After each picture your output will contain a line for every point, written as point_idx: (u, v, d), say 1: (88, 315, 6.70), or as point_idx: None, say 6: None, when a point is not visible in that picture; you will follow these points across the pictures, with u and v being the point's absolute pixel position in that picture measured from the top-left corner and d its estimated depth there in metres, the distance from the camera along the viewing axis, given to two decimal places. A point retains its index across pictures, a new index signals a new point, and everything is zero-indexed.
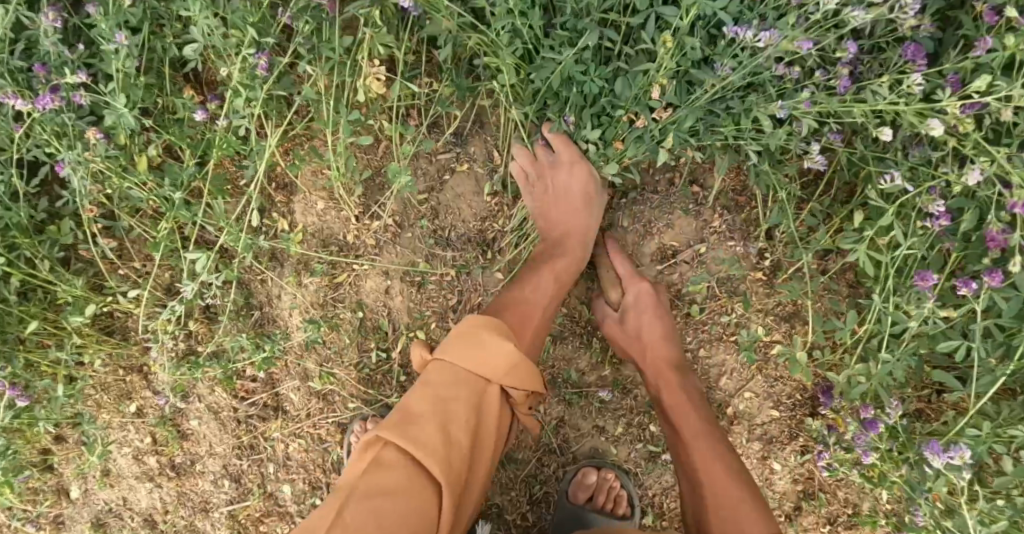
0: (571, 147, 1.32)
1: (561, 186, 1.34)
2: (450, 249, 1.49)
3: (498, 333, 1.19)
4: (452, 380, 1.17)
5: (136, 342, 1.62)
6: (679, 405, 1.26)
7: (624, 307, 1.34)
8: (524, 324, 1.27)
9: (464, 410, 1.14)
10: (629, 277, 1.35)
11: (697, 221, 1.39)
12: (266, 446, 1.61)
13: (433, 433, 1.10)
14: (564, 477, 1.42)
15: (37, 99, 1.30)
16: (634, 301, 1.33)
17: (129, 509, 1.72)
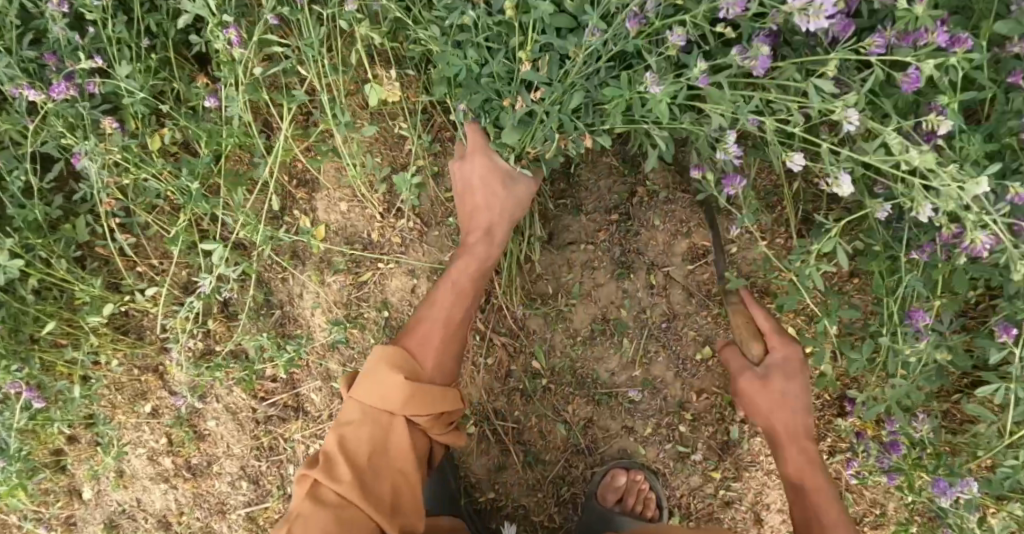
0: (477, 135, 1.24)
1: (466, 179, 1.26)
2: None
3: (390, 366, 1.16)
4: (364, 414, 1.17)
5: (151, 341, 1.58)
6: (799, 443, 1.18)
7: (768, 369, 1.17)
8: (425, 346, 1.21)
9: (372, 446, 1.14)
10: (775, 331, 1.18)
11: (729, 221, 1.38)
12: (286, 447, 1.59)
13: (341, 467, 1.12)
14: (592, 479, 1.41)
15: (51, 88, 1.24)
16: (781, 362, 1.17)
17: (143, 510, 1.69)
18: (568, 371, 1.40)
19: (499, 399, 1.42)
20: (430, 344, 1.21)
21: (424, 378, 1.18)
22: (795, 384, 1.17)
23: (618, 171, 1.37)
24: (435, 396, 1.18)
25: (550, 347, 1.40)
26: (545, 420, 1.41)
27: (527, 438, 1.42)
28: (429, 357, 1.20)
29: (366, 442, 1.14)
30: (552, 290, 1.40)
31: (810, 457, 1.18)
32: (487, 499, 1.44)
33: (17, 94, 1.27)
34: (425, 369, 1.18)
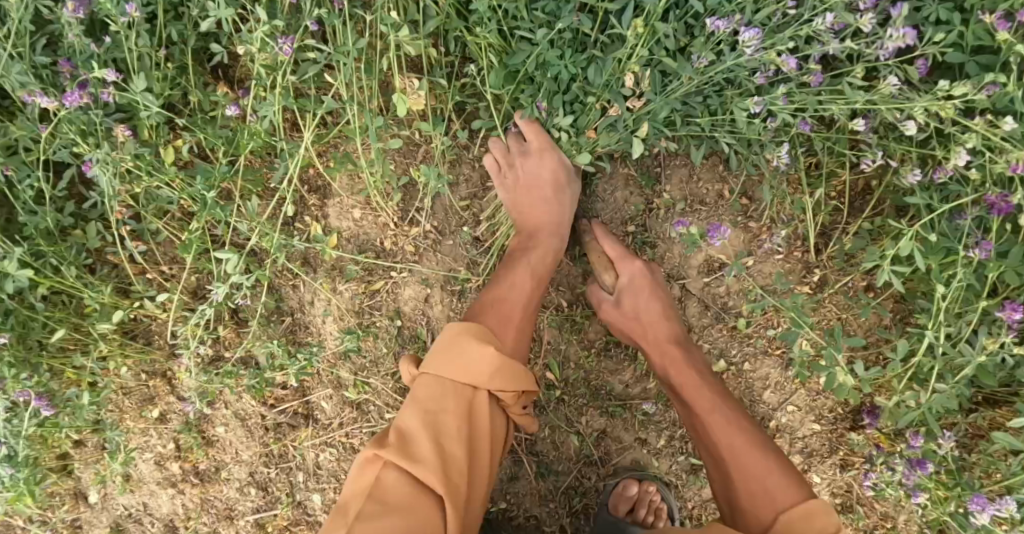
0: (541, 135, 1.31)
1: (531, 173, 1.32)
2: (492, 258, 1.44)
3: (472, 340, 1.16)
4: (440, 393, 1.15)
5: (160, 347, 1.57)
6: (702, 396, 1.19)
7: (618, 292, 1.29)
8: (504, 327, 1.23)
9: (452, 421, 1.12)
10: (621, 258, 1.30)
11: (745, 234, 1.38)
12: (296, 454, 1.58)
13: (423, 445, 1.09)
14: (605, 489, 1.41)
15: (65, 96, 1.21)
16: (629, 283, 1.29)
17: (150, 515, 1.68)
18: (582, 382, 1.39)
19: None
20: (510, 324, 1.23)
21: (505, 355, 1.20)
22: (647, 300, 1.28)
23: (635, 184, 1.37)
24: (516, 375, 1.20)
25: (564, 358, 1.39)
26: (559, 432, 1.41)
27: (541, 449, 1.42)
28: (509, 337, 1.23)
29: (449, 417, 1.13)
30: (567, 301, 1.39)
31: (714, 400, 1.18)
32: (499, 509, 1.44)
33: (30, 100, 1.23)
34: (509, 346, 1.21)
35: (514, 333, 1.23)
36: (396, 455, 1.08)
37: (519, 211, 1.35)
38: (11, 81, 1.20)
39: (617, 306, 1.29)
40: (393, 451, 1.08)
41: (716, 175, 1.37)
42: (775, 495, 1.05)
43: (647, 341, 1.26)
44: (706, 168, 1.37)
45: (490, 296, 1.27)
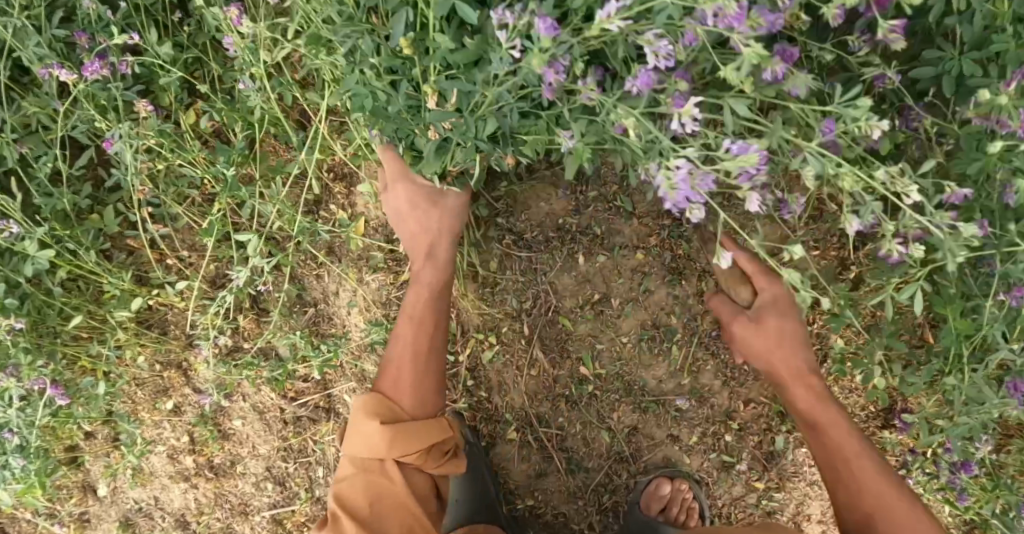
0: (395, 161, 1.26)
1: (397, 210, 1.28)
2: (528, 250, 1.37)
3: (365, 414, 1.19)
4: (355, 470, 1.19)
5: (176, 337, 1.53)
6: (833, 423, 1.16)
7: (759, 312, 1.17)
8: (399, 387, 1.22)
9: (373, 494, 1.17)
10: (760, 272, 1.17)
11: (783, 229, 1.35)
12: (315, 449, 1.54)
13: (347, 523, 1.14)
14: (636, 487, 1.38)
15: (85, 66, 1.17)
16: (768, 303, 1.16)
17: (161, 509, 1.64)
18: (616, 378, 1.37)
19: (544, 405, 1.38)
20: (403, 382, 1.22)
21: (404, 417, 1.20)
22: (789, 319, 1.17)
23: None
24: (418, 429, 1.19)
25: (597, 353, 1.37)
26: (589, 428, 1.38)
27: (570, 446, 1.39)
28: (403, 391, 1.22)
29: (361, 491, 1.17)
30: (601, 294, 1.37)
31: (857, 451, 1.14)
32: (526, 506, 1.41)
33: (48, 75, 1.20)
34: (404, 407, 1.21)
35: (410, 391, 1.22)
36: None
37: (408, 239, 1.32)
38: (29, 53, 1.17)
39: (756, 324, 1.17)
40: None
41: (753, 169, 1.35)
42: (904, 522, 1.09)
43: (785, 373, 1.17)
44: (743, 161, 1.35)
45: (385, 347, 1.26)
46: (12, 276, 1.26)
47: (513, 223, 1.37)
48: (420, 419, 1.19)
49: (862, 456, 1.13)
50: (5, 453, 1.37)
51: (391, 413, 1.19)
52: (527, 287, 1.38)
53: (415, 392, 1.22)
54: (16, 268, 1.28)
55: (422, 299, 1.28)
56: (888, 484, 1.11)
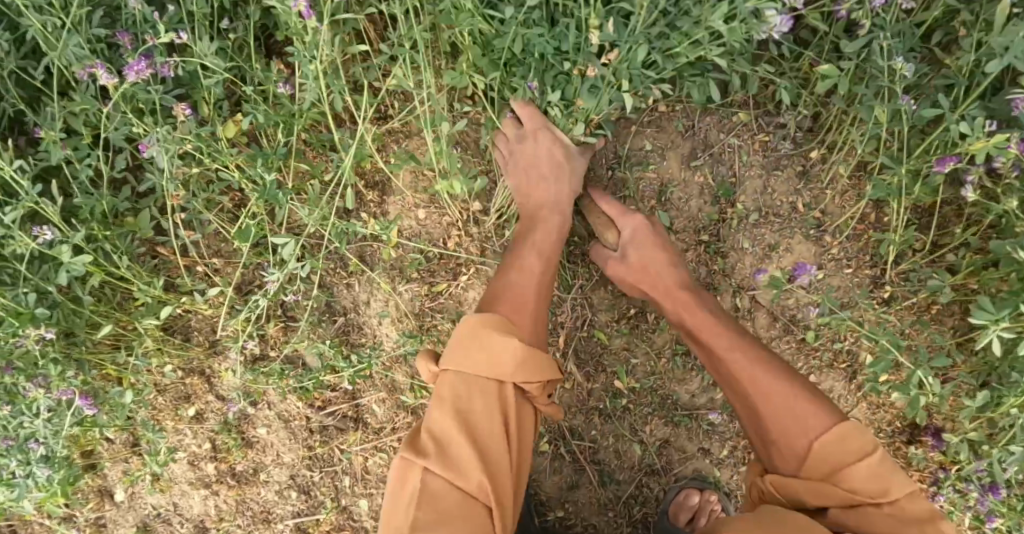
0: (536, 115, 1.25)
1: (529, 157, 1.27)
2: (563, 262, 1.37)
3: (493, 329, 1.10)
4: (465, 390, 1.08)
5: (200, 344, 1.51)
6: (711, 330, 1.17)
7: (622, 246, 1.26)
8: (522, 314, 1.17)
9: (484, 414, 1.07)
10: (621, 214, 1.27)
11: (817, 246, 1.37)
12: (342, 458, 1.54)
13: (460, 447, 1.04)
14: (665, 499, 1.39)
15: (129, 66, 1.11)
16: (630, 239, 1.26)
17: (180, 514, 1.62)
18: (649, 391, 1.38)
19: (577, 417, 1.39)
20: (528, 310, 1.17)
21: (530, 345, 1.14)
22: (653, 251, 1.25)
23: (709, 192, 1.37)
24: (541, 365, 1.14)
25: (631, 367, 1.38)
26: (622, 440, 1.39)
27: (603, 458, 1.40)
28: (528, 324, 1.16)
29: (479, 412, 1.06)
30: (638, 309, 1.37)
31: (744, 345, 1.14)
32: (556, 517, 1.42)
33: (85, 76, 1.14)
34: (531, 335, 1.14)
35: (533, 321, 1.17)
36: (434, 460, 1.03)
37: (522, 194, 1.30)
38: (66, 54, 1.11)
39: (621, 260, 1.26)
40: (434, 459, 1.03)
41: (791, 187, 1.36)
42: (810, 427, 1.04)
43: (655, 289, 1.23)
44: (781, 179, 1.36)
45: (505, 281, 1.21)
46: (43, 285, 1.24)
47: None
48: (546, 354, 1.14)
49: (739, 350, 1.13)
50: (29, 462, 1.35)
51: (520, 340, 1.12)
52: (564, 301, 1.37)
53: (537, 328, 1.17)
54: (47, 276, 1.25)
55: (547, 241, 1.26)
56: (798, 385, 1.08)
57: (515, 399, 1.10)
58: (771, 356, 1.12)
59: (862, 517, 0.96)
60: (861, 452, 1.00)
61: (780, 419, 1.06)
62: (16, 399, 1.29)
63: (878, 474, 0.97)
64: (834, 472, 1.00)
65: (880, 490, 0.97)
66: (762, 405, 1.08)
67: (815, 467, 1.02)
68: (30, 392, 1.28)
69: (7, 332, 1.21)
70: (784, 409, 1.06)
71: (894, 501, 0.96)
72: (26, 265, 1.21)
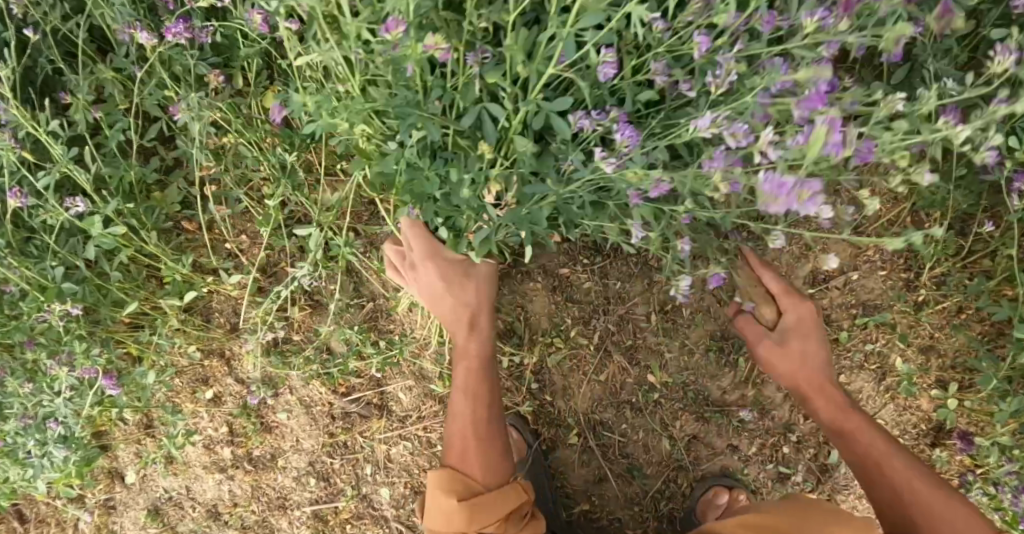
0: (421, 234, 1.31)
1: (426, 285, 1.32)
2: (600, 255, 1.37)
3: (441, 491, 1.19)
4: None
5: (221, 325, 1.48)
6: (862, 429, 1.15)
7: (783, 338, 1.20)
8: (467, 458, 1.23)
9: None
10: (787, 295, 1.20)
11: (852, 248, 1.37)
12: (364, 445, 1.52)
13: None
14: (693, 494, 1.38)
15: (167, 28, 1.12)
16: (794, 325, 1.19)
17: (192, 499, 1.58)
18: (682, 386, 1.37)
19: (608, 410, 1.39)
20: (471, 453, 1.23)
21: (480, 490, 1.20)
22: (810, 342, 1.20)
23: (749, 189, 1.37)
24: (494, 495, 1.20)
25: (664, 361, 1.37)
26: (651, 435, 1.39)
27: (632, 452, 1.39)
28: (473, 465, 1.22)
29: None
30: (675, 302, 1.37)
31: (887, 444, 1.13)
32: (581, 511, 1.41)
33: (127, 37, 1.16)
34: (475, 475, 1.21)
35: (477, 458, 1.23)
36: None
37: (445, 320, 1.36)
38: (112, 13, 1.13)
39: (781, 345, 1.19)
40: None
41: (830, 188, 1.36)
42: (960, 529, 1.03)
43: (811, 386, 1.18)
44: (819, 180, 1.37)
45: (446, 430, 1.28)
46: (70, 259, 1.20)
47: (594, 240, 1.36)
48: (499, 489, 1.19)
49: (893, 455, 1.11)
50: (46, 442, 1.31)
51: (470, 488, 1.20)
52: (599, 293, 1.37)
53: (484, 464, 1.22)
54: (74, 249, 1.22)
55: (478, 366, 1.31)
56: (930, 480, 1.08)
57: None
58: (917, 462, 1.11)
59: None
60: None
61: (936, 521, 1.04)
62: (37, 375, 1.25)
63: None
64: None
65: None
66: (919, 511, 1.06)
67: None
68: (53, 370, 1.24)
69: (31, 306, 1.17)
70: (937, 510, 1.05)
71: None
72: (54, 236, 1.18)
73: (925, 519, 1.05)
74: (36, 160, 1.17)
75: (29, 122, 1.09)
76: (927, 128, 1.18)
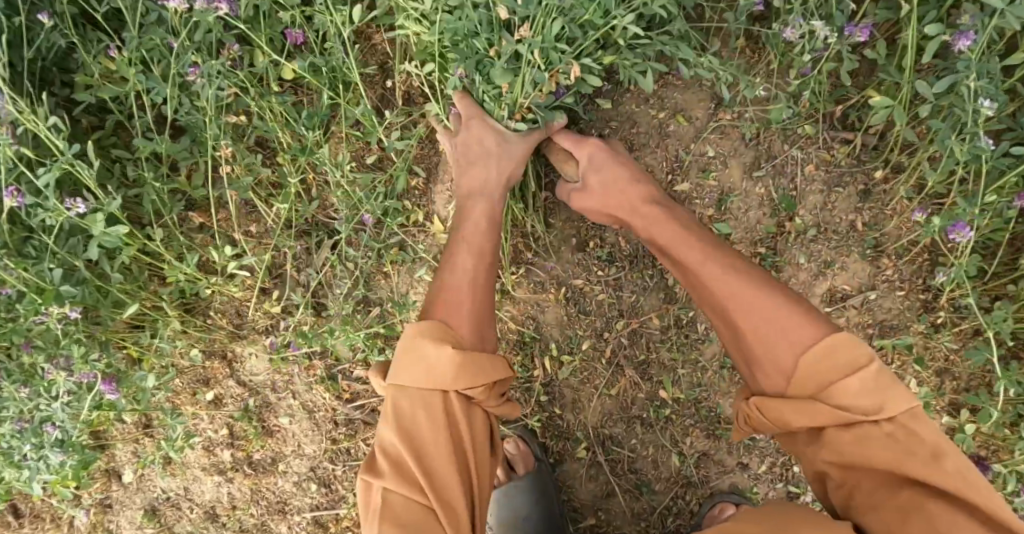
0: (471, 106, 1.21)
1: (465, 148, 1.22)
2: (613, 266, 1.33)
3: (427, 335, 1.05)
4: (410, 403, 1.02)
5: (224, 327, 1.45)
6: (684, 241, 1.09)
7: (582, 174, 1.22)
8: (460, 314, 1.10)
9: (439, 405, 1.02)
10: (574, 143, 1.23)
11: (872, 266, 1.34)
12: (367, 451, 1.49)
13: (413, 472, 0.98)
14: (700, 512, 1.36)
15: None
16: (588, 165, 1.21)
17: (190, 500, 1.57)
18: (693, 404, 1.35)
19: (618, 425, 1.36)
20: (465, 309, 1.10)
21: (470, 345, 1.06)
22: (613, 176, 1.20)
23: (770, 203, 1.34)
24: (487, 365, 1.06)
25: (677, 377, 1.34)
26: (661, 451, 1.36)
27: (640, 467, 1.37)
28: (466, 321, 1.09)
29: (425, 430, 1.01)
30: (691, 317, 1.33)
31: (705, 248, 1.07)
32: (587, 525, 1.39)
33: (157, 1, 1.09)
34: (467, 332, 1.07)
35: (470, 316, 1.10)
36: (391, 483, 0.98)
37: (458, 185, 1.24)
38: None
39: (582, 190, 1.21)
40: (391, 480, 0.98)
41: (851, 205, 1.33)
42: (794, 339, 0.95)
43: (626, 213, 1.17)
44: (842, 196, 1.33)
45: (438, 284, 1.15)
46: (69, 259, 1.17)
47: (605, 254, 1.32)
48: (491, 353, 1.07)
49: (709, 258, 1.06)
50: (43, 445, 1.27)
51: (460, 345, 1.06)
52: (613, 307, 1.34)
53: (477, 321, 1.09)
54: (73, 249, 1.18)
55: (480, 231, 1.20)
56: (739, 279, 1.02)
57: (462, 408, 1.03)
58: (757, 270, 1.03)
59: (860, 439, 0.90)
60: (855, 363, 0.92)
61: (757, 333, 0.98)
62: (34, 379, 1.22)
63: (903, 509, 0.87)
64: (826, 386, 0.92)
65: (876, 403, 0.90)
66: (751, 329, 0.98)
67: (803, 379, 0.94)
68: (50, 374, 1.21)
69: (28, 309, 1.13)
70: (769, 319, 0.98)
71: (914, 453, 0.88)
72: (53, 236, 1.14)
73: (750, 331, 0.99)
74: (36, 155, 1.15)
75: (28, 116, 1.06)
76: (960, 152, 1.11)
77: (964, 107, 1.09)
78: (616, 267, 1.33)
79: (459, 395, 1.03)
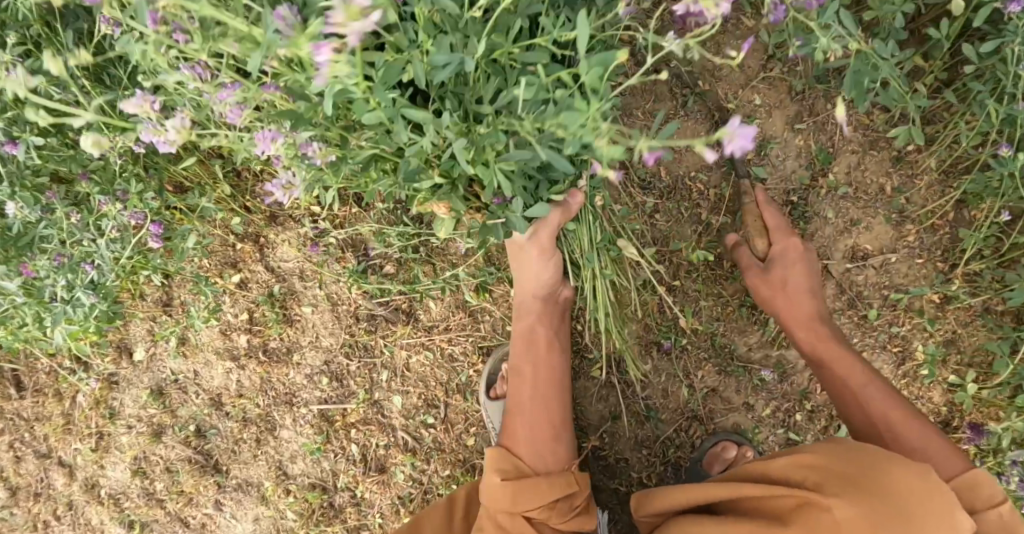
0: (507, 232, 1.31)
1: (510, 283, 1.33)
2: (651, 195, 1.40)
3: (494, 468, 1.24)
4: (490, 523, 1.22)
5: (264, 209, 1.48)
6: (844, 360, 1.22)
7: (769, 263, 1.28)
8: (518, 441, 1.27)
9: (507, 523, 1.20)
10: (779, 229, 1.29)
11: (895, 230, 1.40)
12: (384, 350, 1.53)
13: None
14: (701, 445, 1.40)
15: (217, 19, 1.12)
16: (781, 255, 1.28)
17: (197, 385, 1.58)
18: (709, 337, 1.40)
19: (635, 349, 1.41)
20: (522, 437, 1.27)
21: (528, 471, 1.23)
22: (800, 274, 1.27)
23: (807, 155, 1.40)
24: (546, 487, 1.21)
25: (698, 308, 1.40)
26: (672, 380, 1.41)
27: (650, 395, 1.42)
28: (527, 449, 1.26)
29: None
30: (718, 252, 1.39)
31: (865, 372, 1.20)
32: (590, 445, 1.43)
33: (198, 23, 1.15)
34: (527, 459, 1.24)
35: (529, 443, 1.26)
36: None
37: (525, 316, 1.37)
38: None
39: (766, 273, 1.28)
40: None
41: (883, 169, 1.39)
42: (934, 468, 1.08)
43: (795, 317, 1.26)
44: (875, 159, 1.39)
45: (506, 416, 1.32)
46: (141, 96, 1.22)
47: (645, 181, 1.39)
48: (552, 479, 1.22)
49: (870, 383, 1.19)
50: (75, 285, 1.31)
51: (524, 472, 1.23)
52: (646, 234, 1.40)
53: (535, 448, 1.25)
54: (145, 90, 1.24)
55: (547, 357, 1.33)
56: (895, 407, 1.16)
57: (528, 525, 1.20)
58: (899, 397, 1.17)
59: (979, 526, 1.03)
60: (991, 500, 1.03)
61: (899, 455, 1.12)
62: (85, 210, 1.26)
63: None
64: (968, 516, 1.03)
65: None
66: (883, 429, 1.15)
67: None
68: (103, 206, 1.25)
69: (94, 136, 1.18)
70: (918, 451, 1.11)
71: None
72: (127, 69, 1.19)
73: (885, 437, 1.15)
74: None
75: None
76: (996, 111, 1.17)
77: (1007, 68, 1.16)
78: (654, 195, 1.40)
79: (525, 516, 1.20)
